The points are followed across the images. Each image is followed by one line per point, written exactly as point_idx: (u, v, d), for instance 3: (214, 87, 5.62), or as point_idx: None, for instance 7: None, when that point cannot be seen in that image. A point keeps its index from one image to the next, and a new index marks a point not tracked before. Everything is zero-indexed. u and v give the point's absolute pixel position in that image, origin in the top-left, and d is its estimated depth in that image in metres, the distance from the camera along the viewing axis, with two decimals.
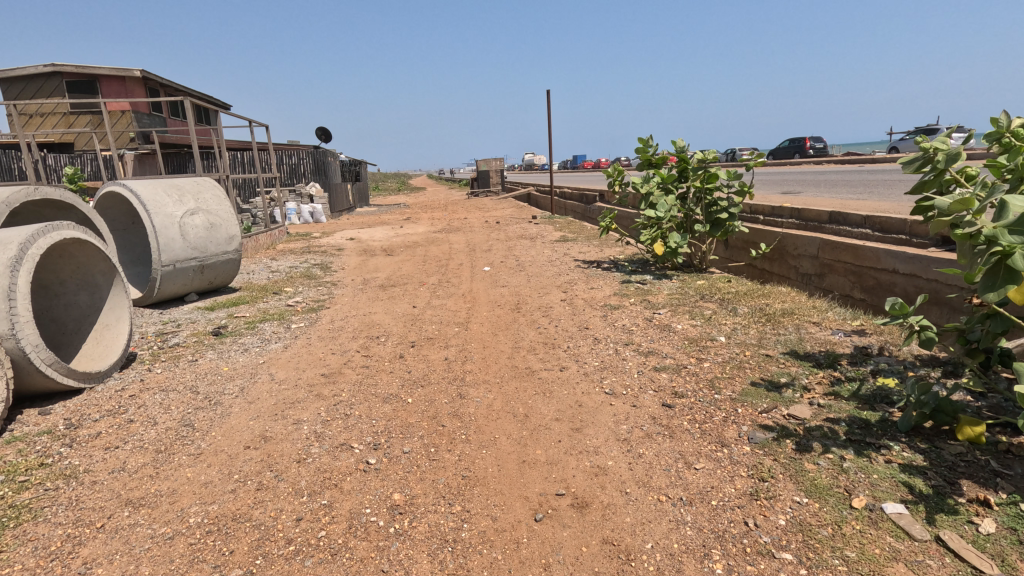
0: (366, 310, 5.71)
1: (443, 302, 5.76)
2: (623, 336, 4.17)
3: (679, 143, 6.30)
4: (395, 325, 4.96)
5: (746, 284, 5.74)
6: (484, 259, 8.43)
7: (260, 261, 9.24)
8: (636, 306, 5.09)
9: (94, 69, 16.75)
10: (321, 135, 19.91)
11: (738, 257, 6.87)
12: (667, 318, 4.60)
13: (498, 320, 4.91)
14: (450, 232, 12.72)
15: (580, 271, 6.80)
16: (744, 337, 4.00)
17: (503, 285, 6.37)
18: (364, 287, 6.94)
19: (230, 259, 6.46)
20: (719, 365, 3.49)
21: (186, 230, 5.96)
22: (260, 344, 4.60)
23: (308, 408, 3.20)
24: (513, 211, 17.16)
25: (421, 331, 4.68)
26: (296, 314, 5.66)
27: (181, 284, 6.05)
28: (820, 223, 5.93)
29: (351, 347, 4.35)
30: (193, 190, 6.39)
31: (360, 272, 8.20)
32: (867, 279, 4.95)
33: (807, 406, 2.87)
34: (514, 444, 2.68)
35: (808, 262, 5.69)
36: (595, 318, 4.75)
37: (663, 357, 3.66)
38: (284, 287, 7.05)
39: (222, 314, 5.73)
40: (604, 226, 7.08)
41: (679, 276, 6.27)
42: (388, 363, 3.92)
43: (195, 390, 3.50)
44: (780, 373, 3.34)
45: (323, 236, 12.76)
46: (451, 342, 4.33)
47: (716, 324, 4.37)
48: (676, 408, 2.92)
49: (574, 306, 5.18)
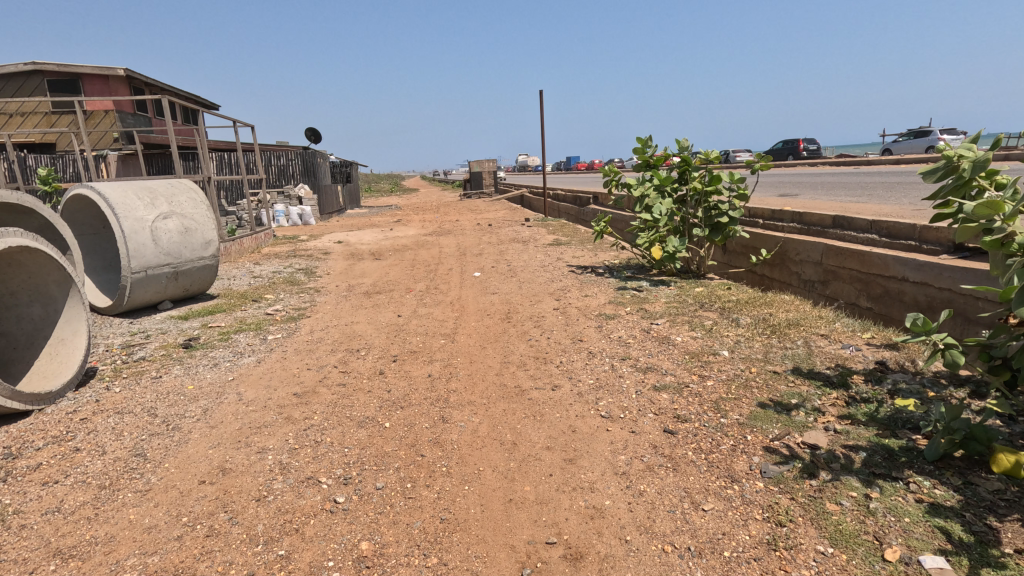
0: (348, 319, 5.42)
1: (430, 311, 5.48)
2: (620, 350, 3.90)
3: (680, 143, 6.07)
4: (378, 337, 4.67)
5: (746, 291, 5.50)
6: (475, 264, 8.16)
7: (242, 265, 8.92)
8: (632, 316, 4.83)
9: (77, 69, 16.37)
10: (310, 136, 19.55)
11: (737, 262, 6.64)
12: (666, 330, 4.34)
13: (487, 331, 4.63)
14: (441, 235, 12.44)
15: (573, 277, 6.54)
16: (749, 351, 3.74)
17: (493, 293, 6.09)
18: (349, 294, 6.65)
19: (206, 265, 6.17)
20: (724, 384, 3.23)
21: (158, 235, 5.66)
22: (232, 358, 4.30)
23: (276, 434, 2.91)
24: (505, 213, 16.90)
25: (405, 344, 4.40)
26: (274, 324, 5.37)
27: (153, 291, 5.74)
28: (823, 228, 5.70)
29: (329, 362, 4.06)
30: (167, 193, 6.07)
31: (346, 277, 7.90)
32: (874, 287, 4.71)
33: (823, 432, 2.61)
34: (500, 478, 2.40)
35: (811, 269, 5.46)
36: (590, 329, 4.48)
37: (663, 375, 3.40)
38: (264, 294, 6.73)
39: (195, 324, 5.42)
40: (598, 229, 6.81)
41: (676, 282, 6.02)
42: (367, 380, 3.64)
43: (153, 413, 3.20)
44: (789, 392, 3.07)
45: (311, 239, 12.45)
46: (437, 356, 4.05)
47: (718, 336, 4.11)
48: (679, 435, 2.65)
49: (567, 316, 4.91)
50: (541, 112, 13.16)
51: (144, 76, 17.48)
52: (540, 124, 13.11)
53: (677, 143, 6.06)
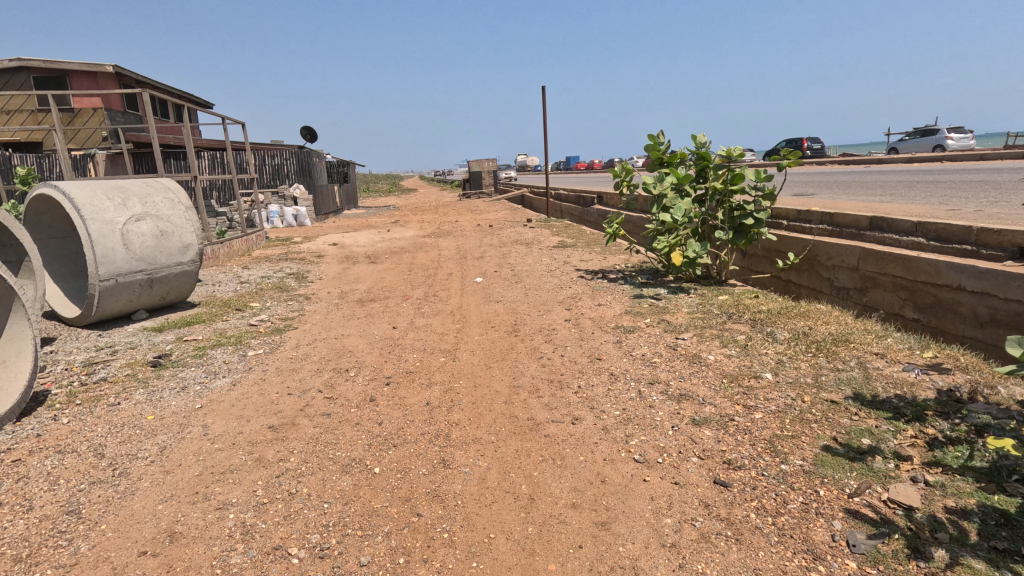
0: (339, 332, 4.91)
1: (429, 323, 4.97)
2: (646, 372, 3.40)
3: (700, 138, 5.56)
4: (371, 354, 4.17)
5: (776, 300, 5.01)
6: (476, 269, 7.66)
7: (229, 270, 8.41)
8: (654, 329, 4.33)
9: (63, 65, 15.82)
10: (305, 135, 19.04)
11: (760, 267, 6.16)
12: (695, 347, 3.84)
13: (493, 347, 4.13)
14: (440, 236, 11.95)
15: (584, 284, 6.04)
16: (795, 374, 3.25)
17: (498, 301, 5.59)
18: (340, 302, 6.14)
19: (185, 271, 5.67)
20: (775, 417, 2.73)
21: (130, 239, 5.17)
22: (203, 379, 3.79)
23: (242, 482, 2.41)
24: (506, 213, 16.40)
25: (401, 363, 3.90)
26: (256, 337, 4.86)
27: (125, 300, 5.24)
28: (858, 230, 5.22)
29: (313, 385, 3.55)
30: (141, 192, 5.57)
31: (339, 283, 7.41)
32: (922, 297, 4.23)
33: (912, 485, 2.12)
34: (516, 551, 1.91)
35: (847, 275, 4.98)
36: (608, 345, 3.98)
37: (701, 405, 2.91)
38: (250, 302, 6.23)
39: (169, 337, 4.92)
40: (610, 232, 6.32)
41: (697, 290, 5.52)
42: (355, 409, 3.13)
43: (100, 453, 2.70)
44: (855, 428, 2.58)
45: (305, 241, 11.96)
46: (436, 379, 3.55)
47: (756, 355, 3.61)
48: (734, 489, 2.16)
49: (581, 329, 4.41)
50: (544, 108, 12.61)
51: (134, 72, 16.92)
52: (543, 120, 12.57)
53: (693, 139, 5.57)
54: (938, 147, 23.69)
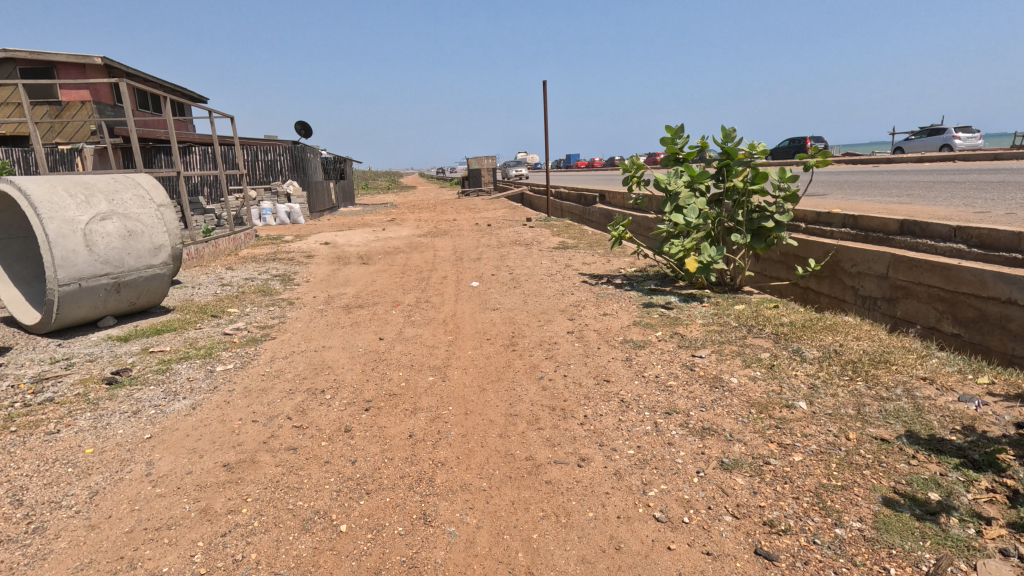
0: (319, 344, 4.47)
1: (419, 334, 4.54)
2: (661, 398, 2.98)
3: (727, 131, 5.21)
4: (351, 372, 3.74)
5: (798, 310, 4.58)
6: (472, 271, 7.23)
7: (212, 271, 7.98)
8: (667, 344, 3.91)
9: (51, 56, 15.34)
10: (300, 130, 18.57)
11: (776, 273, 5.73)
12: (714, 367, 3.41)
13: (488, 364, 3.70)
14: (436, 236, 11.52)
15: (587, 290, 5.62)
16: (833, 403, 2.82)
17: (494, 309, 5.15)
18: (325, 308, 5.71)
19: (156, 274, 5.24)
20: (818, 459, 2.31)
21: (93, 240, 4.73)
22: (161, 400, 3.36)
23: (179, 544, 1.99)
24: (504, 212, 15.96)
25: (384, 384, 3.47)
26: (229, 349, 4.43)
27: (89, 306, 4.81)
28: (887, 234, 4.79)
29: (282, 409, 3.12)
30: (108, 189, 5.13)
31: (327, 286, 6.98)
32: (964, 310, 3.81)
33: (1006, 563, 1.70)
34: None
35: (874, 284, 4.56)
36: (617, 364, 3.56)
37: (728, 443, 2.48)
38: (228, 307, 5.80)
39: (134, 348, 4.48)
40: (616, 233, 5.89)
41: (710, 298, 5.10)
42: (326, 443, 2.70)
43: (18, 500, 2.27)
44: (917, 476, 2.16)
45: (296, 240, 11.53)
46: (422, 403, 3.12)
47: (785, 378, 3.19)
48: (782, 565, 1.74)
49: (586, 344, 3.99)
50: (545, 102, 12.12)
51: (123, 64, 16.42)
52: (545, 114, 12.09)
53: (723, 130, 5.20)
54: (944, 146, 23.26)
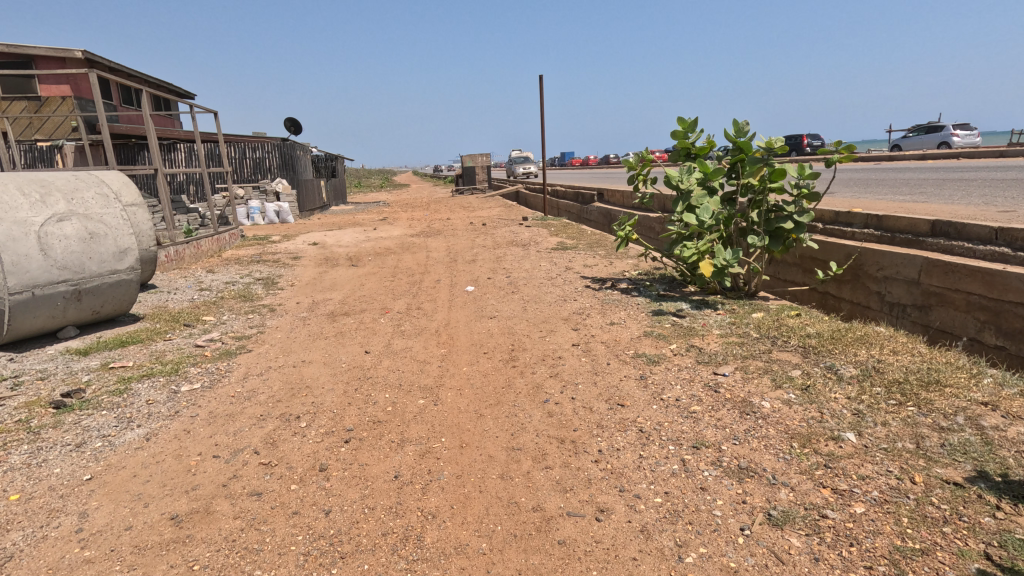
0: (298, 358, 4.05)
1: (409, 347, 4.12)
2: (686, 429, 2.59)
3: (740, 125, 4.82)
4: (331, 393, 3.32)
5: (822, 319, 4.21)
6: (467, 274, 6.82)
7: (191, 275, 7.52)
8: (684, 359, 3.52)
9: (29, 49, 14.73)
10: (290, 126, 18.08)
11: (793, 277, 5.35)
12: (741, 388, 3.03)
13: (485, 384, 3.29)
14: (429, 236, 11.09)
15: (591, 296, 5.22)
16: (886, 435, 2.44)
17: (492, 318, 4.75)
18: (308, 316, 5.28)
19: (122, 280, 4.79)
20: (884, 512, 1.92)
21: (49, 244, 4.30)
22: (111, 430, 2.93)
23: None
24: (498, 210, 15.53)
25: (367, 409, 3.05)
26: (198, 364, 4.00)
27: (46, 317, 4.36)
28: (916, 236, 4.41)
29: (250, 441, 2.71)
30: (67, 187, 4.70)
31: (312, 290, 6.56)
32: (1011, 320, 3.44)
33: None
34: None
35: (904, 290, 4.19)
36: (631, 384, 3.16)
37: (772, 489, 2.10)
38: (203, 315, 5.36)
39: (94, 363, 4.05)
40: (622, 235, 5.51)
41: (725, 304, 4.72)
42: (297, 487, 2.29)
43: None
44: (1010, 535, 1.78)
45: (283, 240, 11.08)
46: (410, 433, 2.72)
47: (824, 402, 2.80)
48: None
49: (594, 359, 3.60)
50: (540, 97, 11.71)
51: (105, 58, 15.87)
52: (541, 110, 11.72)
53: (735, 124, 4.83)
54: (943, 143, 22.98)
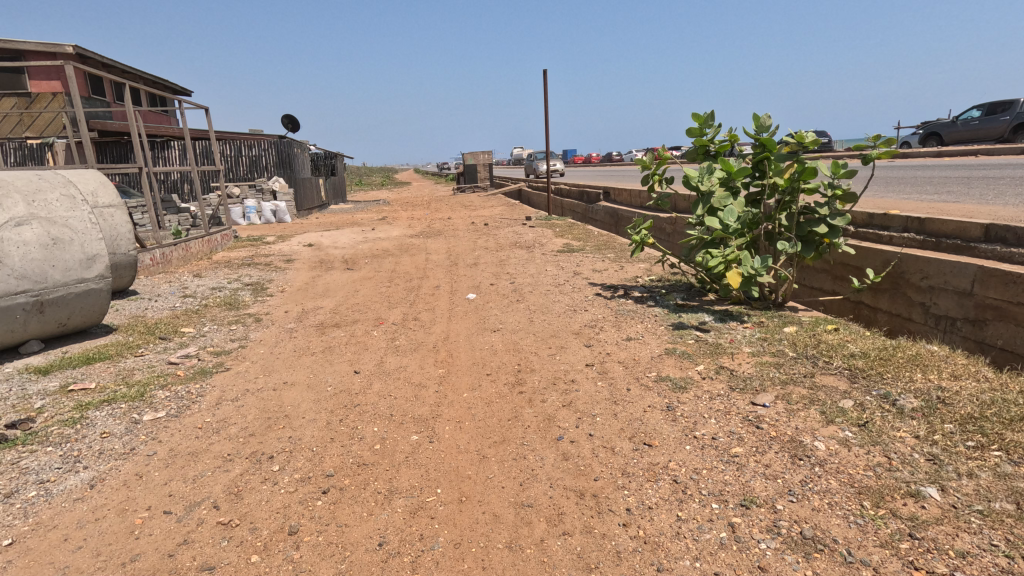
0: (280, 379, 3.62)
1: (403, 367, 3.69)
2: (730, 480, 2.17)
3: (763, 119, 4.30)
4: (313, 424, 2.89)
5: (864, 335, 3.77)
6: (469, 279, 6.39)
7: (176, 279, 7.10)
8: (715, 385, 3.09)
9: (19, 44, 14.33)
10: (287, 123, 17.64)
11: (824, 285, 4.90)
12: (787, 424, 2.60)
13: (489, 416, 2.86)
14: (429, 237, 10.64)
15: (604, 306, 4.79)
16: (977, 491, 2.01)
17: (495, 332, 4.32)
18: (295, 328, 4.85)
19: (91, 290, 4.35)
20: None
21: (4, 252, 3.90)
22: (51, 473, 2.50)
23: None
24: (500, 211, 15.09)
25: (352, 447, 2.63)
26: (168, 386, 3.57)
27: (4, 331, 3.95)
28: (965, 241, 3.96)
29: (211, 491, 2.29)
30: (28, 188, 4.29)
31: (303, 297, 6.14)
32: None
33: None
34: None
35: (954, 302, 3.75)
36: (657, 417, 2.73)
37: (850, 571, 1.68)
38: (182, 326, 4.93)
39: (52, 385, 3.62)
40: (637, 239, 5.08)
41: (753, 317, 4.28)
42: (259, 558, 1.88)
43: None
44: None
45: (278, 241, 10.65)
46: (401, 481, 2.30)
47: (889, 444, 2.37)
48: None
49: (612, 383, 3.17)
50: (545, 91, 11.23)
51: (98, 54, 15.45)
52: (545, 106, 11.30)
53: (755, 118, 4.30)
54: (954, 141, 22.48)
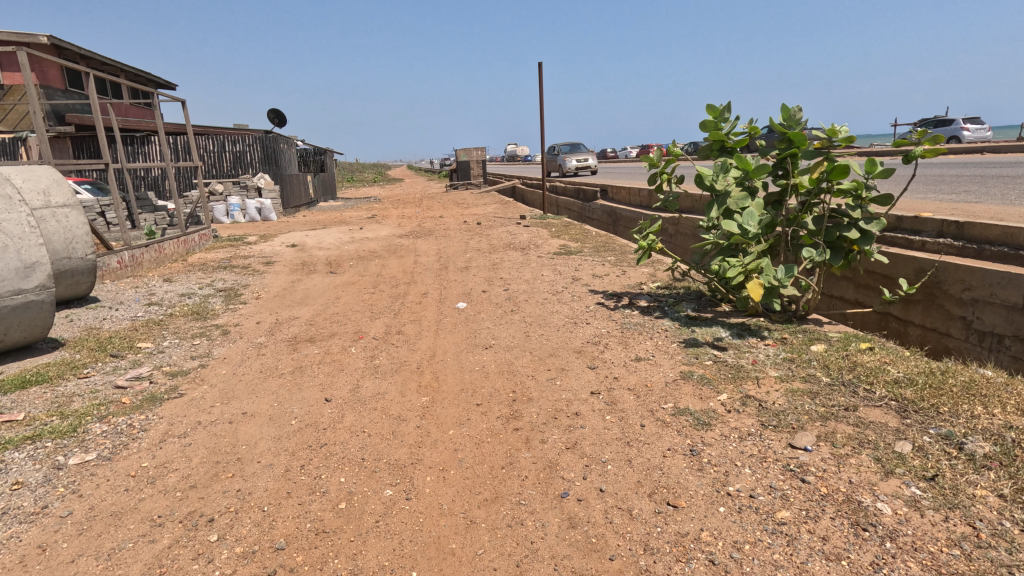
0: (238, 409, 3.13)
1: (382, 394, 3.21)
2: (781, 562, 1.72)
3: (789, 110, 3.84)
4: (268, 472, 2.42)
5: (904, 356, 3.33)
6: (460, 285, 5.92)
7: (144, 285, 6.57)
8: (743, 420, 2.64)
9: None
10: (274, 118, 17.05)
11: (847, 296, 4.47)
12: (839, 476, 2.15)
13: (479, 461, 2.40)
14: (420, 237, 10.13)
15: (608, 318, 4.33)
16: None
17: (487, 349, 3.85)
18: (265, 342, 4.37)
19: (28, 302, 3.84)
20: None
21: None
22: None
23: None
24: (493, 209, 14.61)
25: (312, 505, 2.16)
26: (107, 418, 3.08)
27: None
28: (1013, 249, 3.53)
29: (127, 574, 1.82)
30: None
31: (279, 304, 5.65)
32: None
33: None
34: None
35: (1004, 318, 3.32)
36: (679, 465, 2.28)
37: None
38: (139, 340, 4.43)
39: None
40: (645, 244, 4.62)
41: (775, 333, 3.83)
42: None
43: None
44: None
45: (260, 242, 10.12)
46: (367, 560, 1.83)
47: (969, 507, 1.92)
48: None
49: (622, 417, 2.71)
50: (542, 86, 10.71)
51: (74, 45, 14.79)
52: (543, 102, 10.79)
53: (783, 109, 3.84)
54: (955, 138, 22.05)
